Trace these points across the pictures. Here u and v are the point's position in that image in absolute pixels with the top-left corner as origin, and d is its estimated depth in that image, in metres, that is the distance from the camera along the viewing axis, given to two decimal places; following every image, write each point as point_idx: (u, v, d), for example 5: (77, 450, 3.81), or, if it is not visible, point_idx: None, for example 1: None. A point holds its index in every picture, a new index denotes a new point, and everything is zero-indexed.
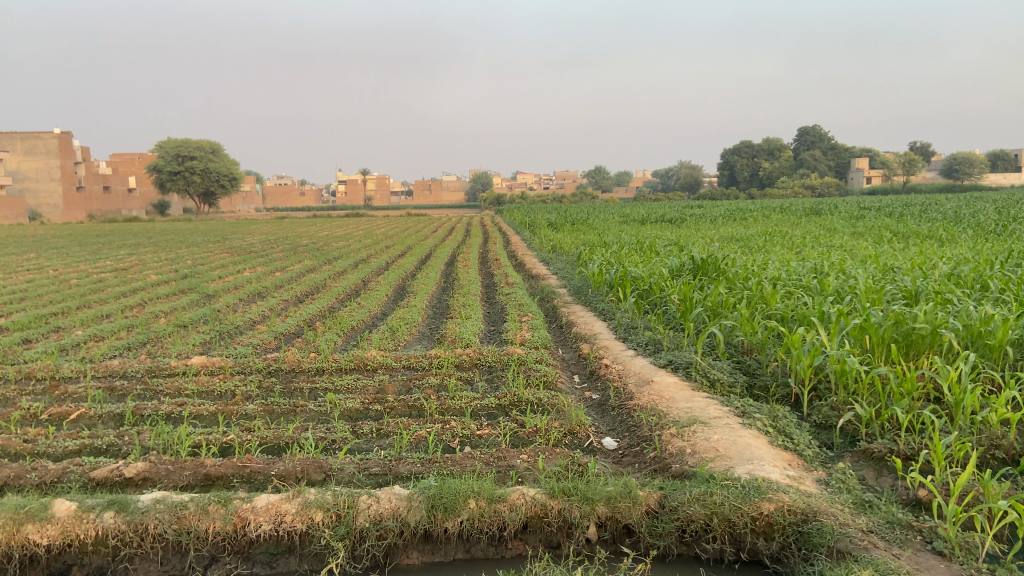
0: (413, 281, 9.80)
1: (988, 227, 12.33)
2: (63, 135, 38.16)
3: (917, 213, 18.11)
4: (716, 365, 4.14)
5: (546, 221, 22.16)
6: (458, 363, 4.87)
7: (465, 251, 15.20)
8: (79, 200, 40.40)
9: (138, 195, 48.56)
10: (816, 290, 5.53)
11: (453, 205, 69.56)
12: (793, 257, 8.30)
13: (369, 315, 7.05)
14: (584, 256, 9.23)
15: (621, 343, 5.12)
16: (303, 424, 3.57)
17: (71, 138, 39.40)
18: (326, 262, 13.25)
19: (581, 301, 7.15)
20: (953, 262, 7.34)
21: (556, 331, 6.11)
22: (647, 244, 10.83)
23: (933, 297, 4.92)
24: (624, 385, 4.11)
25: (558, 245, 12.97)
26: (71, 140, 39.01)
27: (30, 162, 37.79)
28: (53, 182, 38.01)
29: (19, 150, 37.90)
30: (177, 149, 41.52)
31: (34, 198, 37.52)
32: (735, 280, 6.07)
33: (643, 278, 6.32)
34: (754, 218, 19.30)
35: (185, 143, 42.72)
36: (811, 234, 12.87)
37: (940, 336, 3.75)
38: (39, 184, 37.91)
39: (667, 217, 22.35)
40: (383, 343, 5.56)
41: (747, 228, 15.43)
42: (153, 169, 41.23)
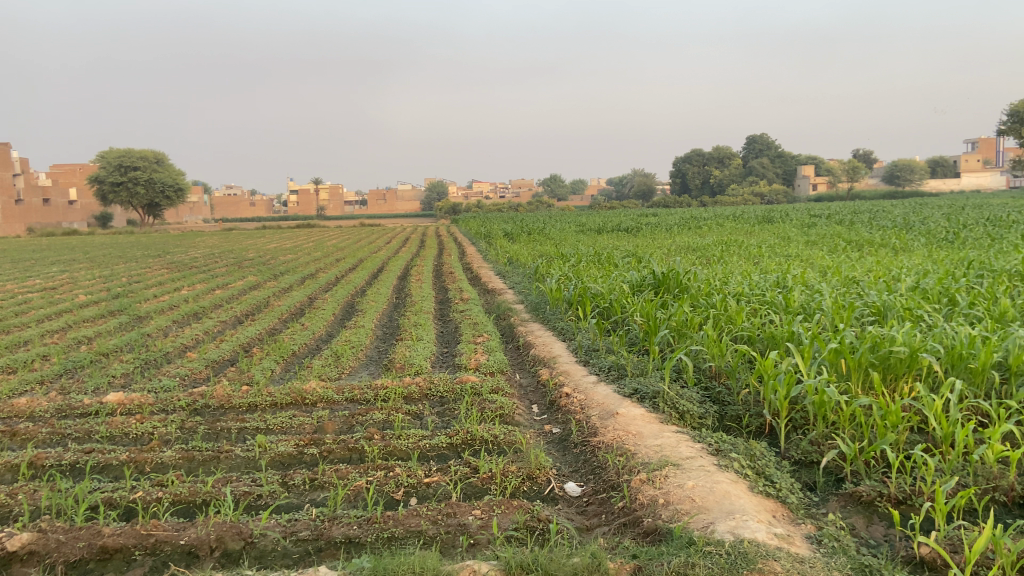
0: (362, 298, 9.41)
1: (940, 234, 12.41)
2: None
3: (868, 220, 18.27)
4: (684, 393, 3.84)
5: (500, 231, 21.87)
6: (406, 393, 4.52)
7: (419, 263, 14.83)
8: (16, 214, 38.85)
9: (80, 208, 47.06)
10: (781, 307, 5.30)
11: (408, 215, 68.89)
12: (755, 269, 8.10)
13: (312, 338, 6.66)
14: (540, 270, 8.93)
15: (583, 367, 4.79)
16: (226, 475, 3.30)
17: (8, 149, 38.00)
18: (272, 277, 12.77)
19: (539, 319, 6.84)
20: (914, 273, 7.22)
21: (513, 353, 5.77)
22: (604, 255, 10.59)
23: (904, 314, 4.71)
24: (586, 418, 3.78)
25: (513, 258, 12.69)
26: (8, 151, 37.52)
27: None
28: None
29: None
30: (121, 160, 40.26)
31: None
32: (698, 296, 5.81)
33: (602, 295, 6.04)
34: (710, 226, 19.26)
35: (129, 154, 41.47)
36: (767, 243, 12.78)
37: (921, 360, 3.51)
38: None
39: (623, 225, 22.31)
40: (325, 372, 5.18)
41: (703, 238, 15.33)
42: (95, 181, 39.93)
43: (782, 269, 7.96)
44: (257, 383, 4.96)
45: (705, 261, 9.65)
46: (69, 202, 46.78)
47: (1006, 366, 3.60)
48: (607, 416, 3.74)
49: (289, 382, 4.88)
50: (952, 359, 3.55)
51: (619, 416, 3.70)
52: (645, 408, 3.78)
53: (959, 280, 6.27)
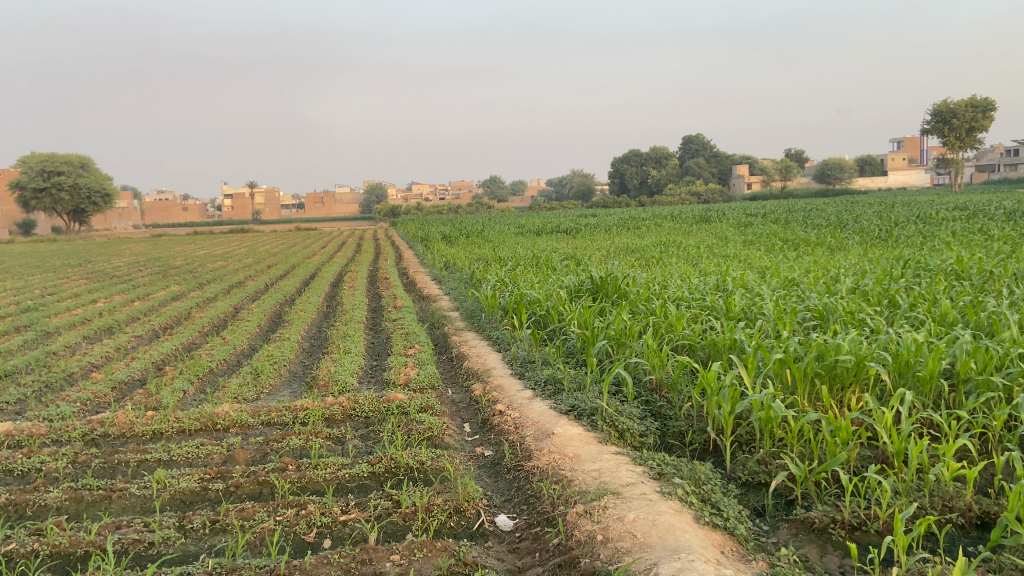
0: (291, 307, 8.97)
1: (871, 233, 12.60)
2: None
3: (802, 219, 18.60)
4: (625, 408, 3.61)
5: (438, 234, 21.48)
6: (327, 416, 4.17)
7: (354, 269, 14.37)
8: None
9: None
10: (722, 312, 5.14)
11: (346, 218, 67.75)
12: (693, 271, 7.98)
13: (232, 354, 6.24)
14: (476, 275, 8.65)
15: (518, 381, 4.52)
16: (115, 520, 2.91)
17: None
18: (196, 287, 12.16)
19: (474, 327, 6.56)
20: (852, 273, 7.20)
21: (445, 366, 5.47)
22: (542, 259, 10.37)
23: (845, 319, 4.60)
24: (520, 440, 3.51)
25: (450, 262, 12.39)
26: None
27: None
28: None
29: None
30: (42, 164, 38.49)
31: None
32: (637, 301, 5.62)
33: (539, 302, 5.79)
34: (649, 227, 19.32)
35: (51, 158, 39.69)
36: (704, 243, 12.78)
37: (868, 369, 3.37)
38: None
39: (563, 227, 22.22)
40: (241, 393, 4.79)
41: (641, 239, 15.29)
42: (14, 187, 38.11)
43: (720, 271, 7.88)
44: (164, 407, 4.53)
45: (644, 264, 9.53)
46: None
47: (952, 373, 3.50)
48: (542, 436, 3.48)
49: (199, 406, 4.47)
50: (899, 367, 3.43)
51: (555, 436, 3.45)
52: (583, 426, 3.54)
53: (896, 280, 6.26)
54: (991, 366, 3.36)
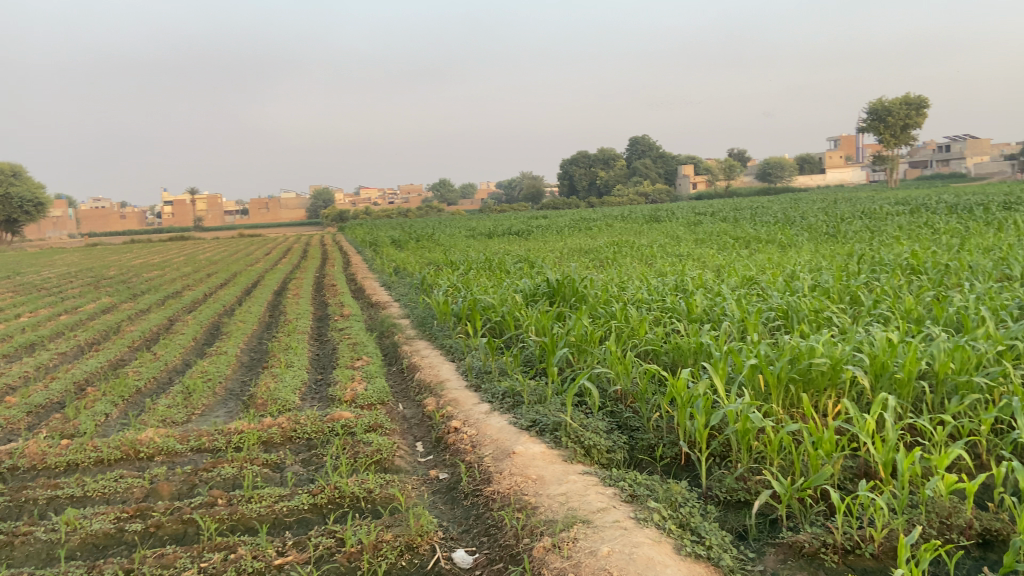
0: (231, 319, 8.51)
1: (821, 230, 12.63)
2: None
3: (751, 217, 18.68)
4: (590, 421, 3.36)
5: (387, 238, 21.02)
6: (264, 440, 3.82)
7: (299, 276, 13.88)
8: None
9: None
10: (684, 314, 4.94)
11: (292, 224, 66.48)
12: (649, 271, 7.80)
13: (164, 371, 5.80)
14: (427, 279, 8.32)
15: (474, 394, 4.23)
16: (13, 572, 2.53)
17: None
18: (130, 298, 11.55)
19: (425, 335, 6.25)
20: (809, 270, 7.09)
21: (396, 379, 5.14)
22: (495, 262, 10.08)
23: (812, 319, 4.44)
24: (478, 461, 3.22)
25: (399, 267, 12.02)
26: None
27: None
28: None
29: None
30: None
31: None
32: (596, 304, 5.38)
33: (494, 307, 5.51)
34: (600, 228, 19.18)
35: None
36: (656, 242, 12.65)
37: (845, 373, 3.20)
38: None
39: (514, 229, 21.98)
40: (170, 416, 4.40)
41: (593, 239, 15.10)
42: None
43: (677, 271, 7.70)
44: (83, 435, 4.12)
45: (599, 265, 9.31)
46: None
47: (928, 375, 3.35)
48: (502, 456, 3.20)
49: (122, 432, 4.07)
50: (875, 370, 3.27)
51: (517, 456, 3.17)
52: (545, 443, 3.27)
53: (856, 276, 6.15)
54: (969, 367, 3.22)
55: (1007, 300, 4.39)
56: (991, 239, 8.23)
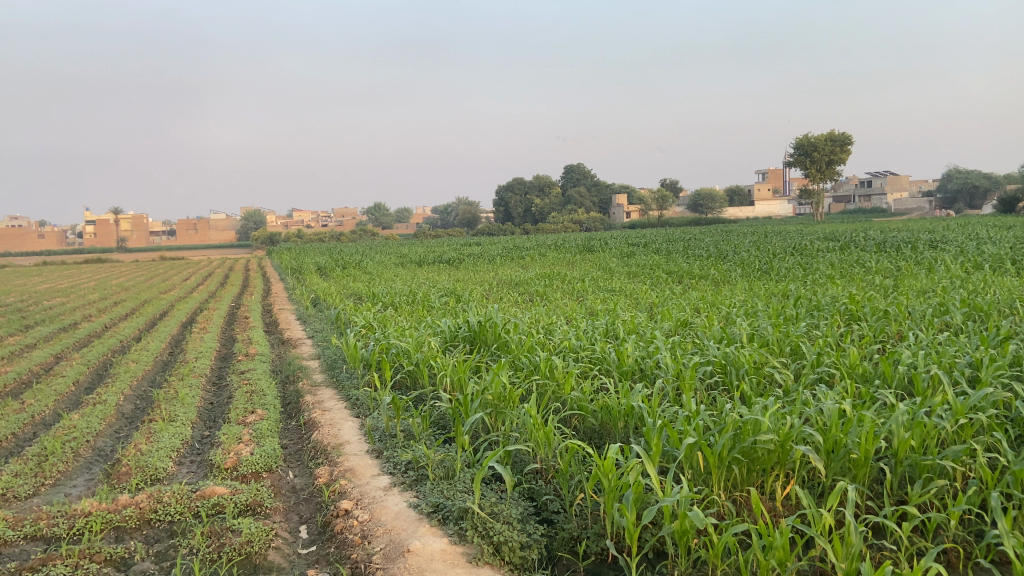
0: (123, 358, 7.68)
1: (753, 266, 12.52)
2: None
3: (683, 249, 18.58)
4: (502, 507, 2.85)
5: (312, 265, 20.12)
6: (116, 525, 3.13)
7: (213, 306, 12.98)
8: None
9: None
10: (615, 365, 4.50)
11: (218, 246, 64.19)
12: (579, 311, 7.37)
13: (26, 425, 4.97)
14: (342, 315, 7.70)
15: (374, 461, 3.66)
16: None
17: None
18: (17, 331, 10.47)
19: (333, 382, 5.65)
20: (743, 313, 6.79)
21: (292, 436, 4.53)
22: (419, 295, 9.52)
23: (751, 377, 4.07)
24: (365, 560, 2.67)
25: (319, 298, 11.29)
26: None
27: None
28: None
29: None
30: None
31: None
32: (520, 350, 4.91)
33: (408, 353, 4.98)
34: (531, 258, 18.76)
35: None
36: (589, 276, 12.31)
37: (794, 451, 2.80)
38: None
39: (445, 257, 21.42)
40: (12, 488, 3.60)
41: (525, 271, 14.68)
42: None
43: (608, 310, 7.31)
44: None
45: (528, 301, 8.87)
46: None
47: (884, 451, 2.99)
48: (394, 555, 2.65)
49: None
50: (827, 447, 2.88)
51: (412, 554, 2.62)
52: (448, 537, 2.73)
53: (794, 323, 5.84)
54: (930, 444, 2.86)
55: (954, 356, 4.11)
56: (923, 280, 8.12)
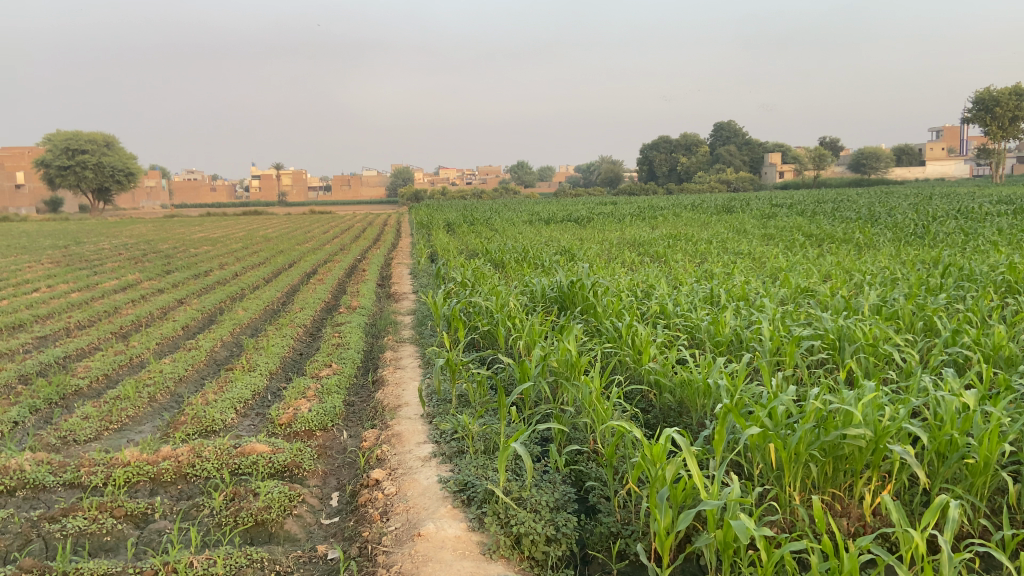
0: (236, 306, 7.93)
1: (908, 230, 11.23)
2: None
3: (830, 211, 17.06)
4: (533, 492, 2.50)
5: (442, 221, 20.32)
6: (151, 478, 3.07)
7: (339, 259, 13.32)
8: None
9: (26, 192, 45.45)
10: (709, 336, 3.98)
11: (366, 202, 66.85)
12: (690, 274, 6.77)
13: (121, 367, 5.15)
14: (443, 270, 7.52)
15: (423, 428, 3.40)
16: None
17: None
18: (158, 276, 11.18)
19: (416, 338, 5.45)
20: (879, 280, 5.96)
21: (360, 394, 4.37)
22: (530, 253, 9.19)
23: (865, 355, 3.44)
24: (375, 540, 2.41)
25: (435, 252, 11.26)
26: None
27: None
28: None
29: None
30: (70, 144, 39.09)
31: None
32: (605, 314, 4.48)
33: (488, 314, 4.67)
34: (663, 218, 17.88)
35: (79, 138, 40.20)
36: (717, 237, 11.50)
37: (890, 450, 2.25)
38: None
39: (575, 215, 20.99)
40: (74, 432, 3.66)
41: (652, 231, 14.01)
42: (42, 164, 38.51)
43: (722, 274, 6.66)
44: None
45: (642, 261, 8.34)
46: (14, 185, 44.92)
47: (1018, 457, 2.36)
48: (403, 538, 2.38)
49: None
50: (937, 448, 2.31)
51: (421, 539, 2.33)
52: (467, 522, 2.42)
53: (935, 294, 5.02)
54: None
55: None
56: None
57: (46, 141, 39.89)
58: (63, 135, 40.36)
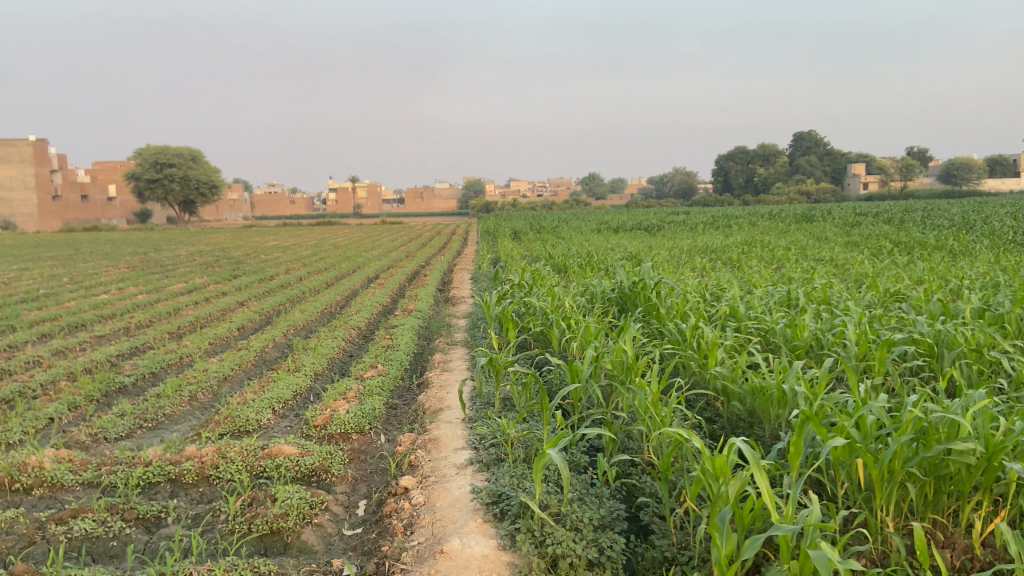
0: (294, 309, 7.85)
1: (1007, 238, 10.37)
2: (39, 142, 37.35)
3: (920, 220, 16.09)
4: (574, 507, 2.18)
5: (510, 229, 20.13)
6: (172, 479, 2.87)
7: (403, 265, 13.24)
8: (56, 210, 39.67)
9: (117, 203, 47.59)
10: (785, 340, 3.58)
11: (436, 214, 67.50)
12: (764, 278, 6.31)
13: (169, 366, 5.05)
14: (502, 273, 7.24)
15: (462, 433, 3.11)
16: None
17: (42, 142, 38.33)
18: (225, 281, 11.30)
19: (468, 341, 5.19)
20: (979, 285, 5.39)
21: (404, 397, 4.12)
22: (595, 258, 8.83)
23: (969, 362, 2.99)
24: (393, 556, 2.14)
25: (498, 258, 11.03)
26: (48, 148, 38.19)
27: (5, 170, 37.06)
28: (29, 191, 37.12)
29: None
30: (157, 157, 40.75)
31: (10, 208, 36.81)
32: (668, 316, 4.12)
33: (542, 315, 4.36)
34: (737, 226, 17.20)
35: (167, 151, 41.92)
36: (795, 245, 10.89)
37: (1006, 469, 1.85)
38: (14, 192, 37.10)
39: (646, 224, 20.50)
40: (106, 429, 3.52)
41: (725, 239, 13.44)
42: (132, 176, 40.22)
43: (800, 279, 6.17)
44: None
45: (713, 267, 7.88)
46: (108, 198, 46.49)
47: None
48: (424, 555, 2.09)
49: (19, 449, 3.16)
50: None
51: (443, 557, 2.04)
52: (497, 540, 2.12)
53: None
54: None
55: None
56: None
57: (135, 154, 41.71)
58: (151, 149, 42.12)
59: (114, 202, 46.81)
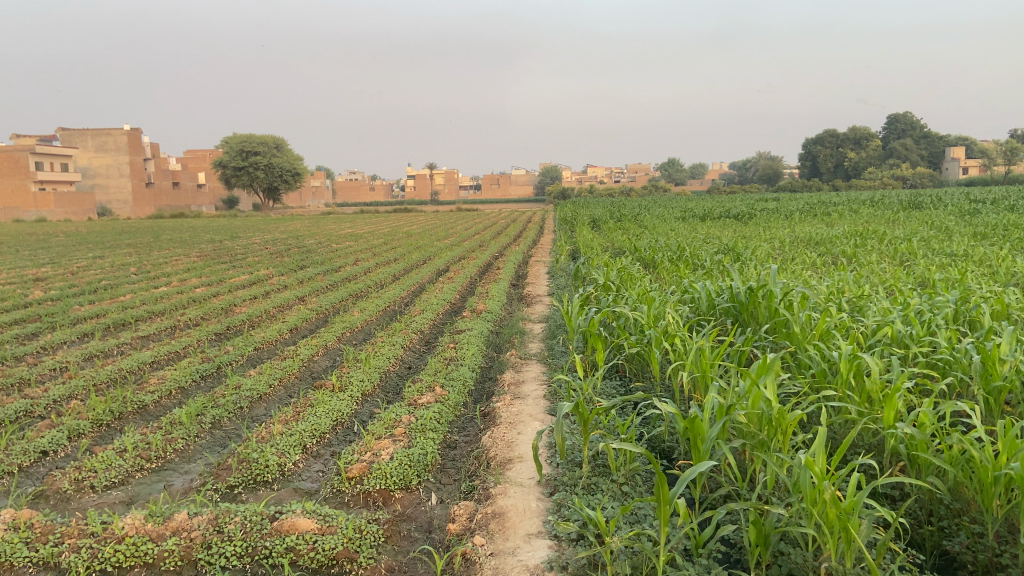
0: (355, 306, 7.17)
1: None
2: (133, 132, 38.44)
3: None
4: None
5: (590, 217, 19.16)
6: (148, 564, 2.14)
7: (476, 256, 12.50)
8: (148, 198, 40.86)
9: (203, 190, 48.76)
10: (979, 377, 2.59)
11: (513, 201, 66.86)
12: (901, 279, 5.21)
13: (200, 378, 4.39)
14: (583, 271, 6.36)
15: (538, 507, 2.26)
16: None
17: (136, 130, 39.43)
18: (292, 271, 10.81)
19: (543, 357, 4.34)
20: None
21: (465, 434, 3.31)
22: (687, 252, 7.83)
23: None
24: None
25: (578, 248, 10.16)
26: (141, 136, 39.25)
27: (101, 159, 38.32)
28: (123, 179, 38.28)
29: (85, 146, 38.24)
30: (241, 144, 41.34)
31: (105, 195, 38.12)
32: (805, 336, 3.16)
33: (640, 329, 3.47)
34: (840, 215, 15.73)
35: (250, 138, 42.56)
36: (917, 236, 9.59)
37: None
38: (109, 180, 38.34)
39: (737, 212, 19.18)
40: (96, 473, 2.83)
41: (830, 228, 12.16)
42: (218, 164, 41.00)
43: (947, 281, 5.07)
44: None
45: (830, 262, 6.80)
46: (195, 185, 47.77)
47: None
48: None
49: None
50: None
51: None
52: None
53: None
54: None
55: None
56: None
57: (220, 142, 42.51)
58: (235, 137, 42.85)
59: (201, 189, 48.01)
